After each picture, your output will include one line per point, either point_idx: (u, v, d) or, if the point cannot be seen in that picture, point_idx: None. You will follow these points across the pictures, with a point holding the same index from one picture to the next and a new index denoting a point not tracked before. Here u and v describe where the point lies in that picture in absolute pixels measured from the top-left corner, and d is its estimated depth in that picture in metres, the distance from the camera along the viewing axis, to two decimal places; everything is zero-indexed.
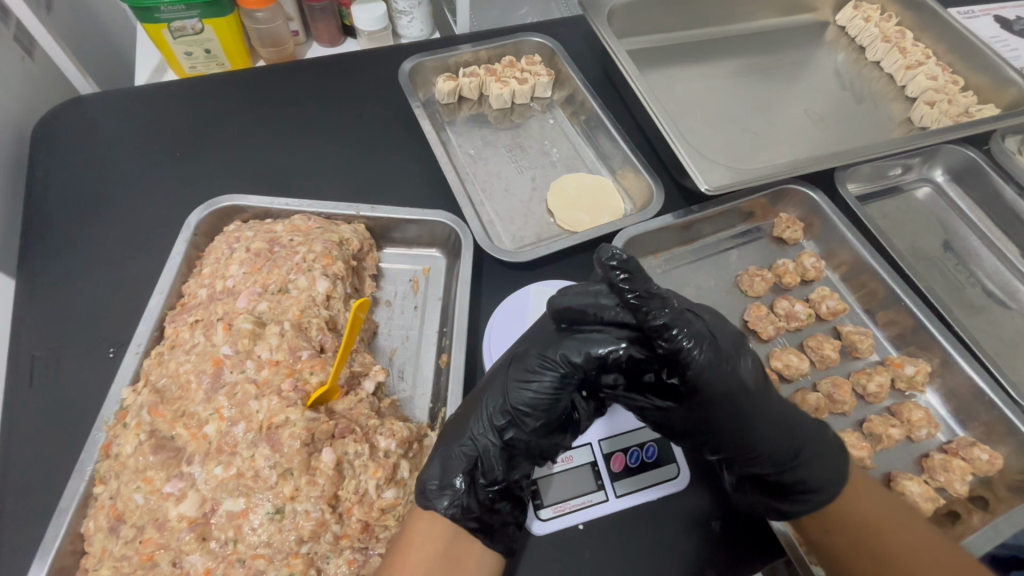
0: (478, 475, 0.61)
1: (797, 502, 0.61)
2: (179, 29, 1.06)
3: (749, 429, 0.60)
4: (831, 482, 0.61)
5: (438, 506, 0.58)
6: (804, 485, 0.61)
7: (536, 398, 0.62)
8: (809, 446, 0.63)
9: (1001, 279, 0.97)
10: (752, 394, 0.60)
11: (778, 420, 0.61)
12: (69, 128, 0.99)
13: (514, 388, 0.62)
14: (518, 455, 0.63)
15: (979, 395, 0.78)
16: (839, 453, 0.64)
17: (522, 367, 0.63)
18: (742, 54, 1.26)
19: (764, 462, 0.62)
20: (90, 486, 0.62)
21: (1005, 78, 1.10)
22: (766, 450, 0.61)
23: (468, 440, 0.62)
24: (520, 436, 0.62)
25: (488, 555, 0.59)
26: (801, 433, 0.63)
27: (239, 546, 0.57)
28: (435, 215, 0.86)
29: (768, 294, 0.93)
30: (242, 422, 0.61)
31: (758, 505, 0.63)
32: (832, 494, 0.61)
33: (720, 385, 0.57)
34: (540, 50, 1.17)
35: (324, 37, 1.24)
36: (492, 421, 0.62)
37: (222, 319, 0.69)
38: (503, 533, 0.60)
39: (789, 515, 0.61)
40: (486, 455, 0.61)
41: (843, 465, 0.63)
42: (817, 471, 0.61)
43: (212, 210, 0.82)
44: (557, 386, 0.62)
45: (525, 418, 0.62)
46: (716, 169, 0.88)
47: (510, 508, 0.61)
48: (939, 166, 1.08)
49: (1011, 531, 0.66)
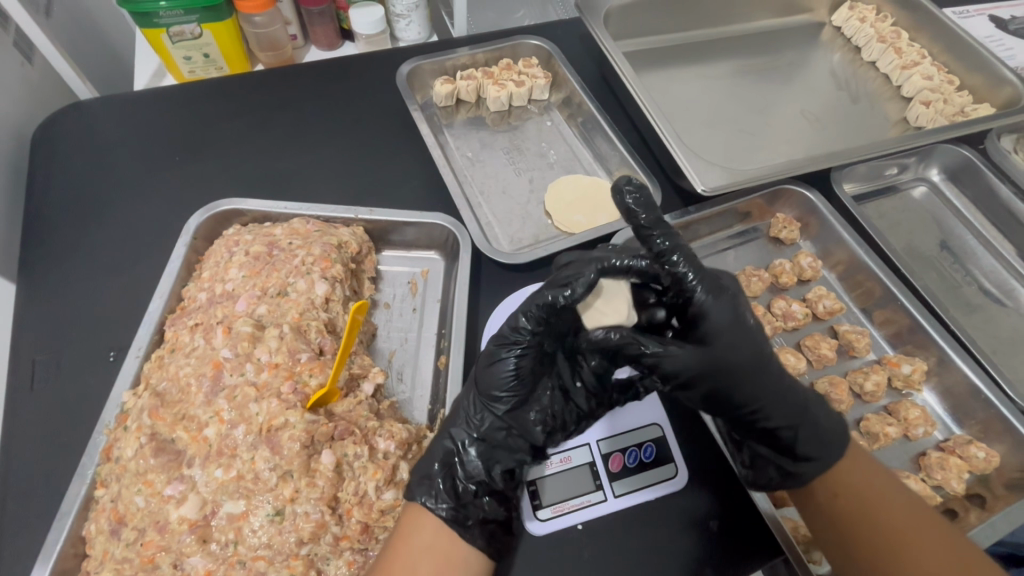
0: (456, 466, 0.62)
1: (804, 463, 0.62)
2: (178, 34, 1.06)
3: (754, 376, 0.60)
4: (831, 441, 0.62)
5: (419, 499, 0.59)
6: (808, 446, 0.62)
7: (505, 381, 0.63)
8: (811, 405, 0.63)
9: (997, 278, 0.97)
10: (756, 342, 0.60)
11: (777, 374, 0.61)
12: (68, 133, 0.99)
13: (482, 374, 0.64)
14: (498, 444, 0.64)
15: (975, 394, 0.78)
16: (839, 420, 0.64)
17: (484, 356, 0.64)
18: (739, 55, 1.27)
19: (766, 417, 0.62)
20: (91, 489, 0.62)
21: (1000, 77, 1.11)
22: (769, 404, 0.61)
23: (445, 436, 0.64)
24: (496, 422, 0.64)
25: (473, 554, 0.58)
26: (801, 392, 0.63)
27: (240, 547, 0.57)
28: (433, 218, 0.86)
29: (765, 294, 0.93)
30: (242, 424, 0.62)
31: (767, 473, 0.65)
32: (833, 459, 0.62)
33: (722, 325, 0.59)
34: (536, 52, 1.17)
35: (322, 40, 1.25)
36: (466, 415, 0.64)
37: (221, 322, 0.69)
38: (484, 529, 0.60)
39: (797, 478, 0.62)
40: (462, 447, 0.63)
41: (842, 430, 0.64)
42: (817, 431, 0.62)
43: (211, 214, 0.83)
44: (521, 361, 0.62)
45: (497, 402, 0.63)
46: (713, 170, 0.88)
47: (491, 504, 0.61)
48: (935, 166, 1.08)
49: (1007, 528, 0.66)
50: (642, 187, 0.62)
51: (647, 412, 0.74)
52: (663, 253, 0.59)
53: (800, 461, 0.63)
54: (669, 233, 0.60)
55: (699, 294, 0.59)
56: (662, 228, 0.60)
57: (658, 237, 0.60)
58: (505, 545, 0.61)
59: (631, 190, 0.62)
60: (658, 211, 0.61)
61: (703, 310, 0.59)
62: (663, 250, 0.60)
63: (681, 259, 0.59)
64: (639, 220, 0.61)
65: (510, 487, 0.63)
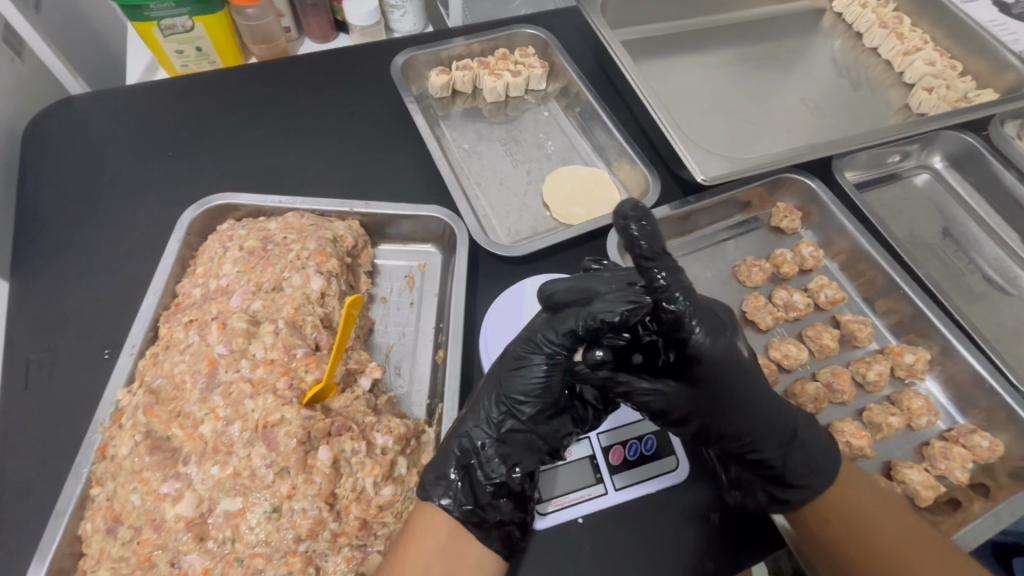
0: (473, 468, 0.61)
1: (793, 490, 0.62)
2: (169, 27, 1.05)
3: (746, 410, 0.60)
4: (823, 466, 0.62)
5: (436, 500, 0.58)
6: (797, 472, 0.61)
7: (528, 386, 0.61)
8: (801, 431, 0.63)
9: (1001, 266, 0.96)
10: (744, 375, 0.59)
11: (767, 406, 0.61)
12: (59, 128, 0.98)
13: (506, 377, 0.62)
14: (517, 449, 0.62)
15: (979, 382, 0.77)
16: (830, 444, 0.64)
17: (512, 357, 0.63)
18: (738, 43, 1.25)
19: (757, 448, 0.61)
20: (86, 487, 0.61)
21: (1003, 62, 1.09)
22: (758, 436, 0.61)
23: (464, 434, 0.62)
24: (518, 426, 0.62)
25: (488, 556, 0.58)
26: (792, 418, 0.63)
27: (237, 545, 0.57)
28: (430, 210, 0.85)
29: (766, 284, 0.92)
30: (238, 421, 0.61)
31: (756, 497, 0.63)
32: (824, 483, 0.62)
33: (716, 363, 0.57)
34: (533, 42, 1.16)
35: (316, 33, 1.23)
36: (489, 415, 0.63)
37: (216, 318, 0.68)
38: (501, 531, 0.59)
39: (786, 504, 0.61)
40: (482, 448, 0.62)
41: (833, 455, 0.63)
42: (807, 457, 0.62)
43: (205, 209, 0.82)
44: (552, 371, 0.61)
45: (522, 407, 0.62)
46: (712, 159, 0.87)
47: (508, 506, 0.60)
48: (937, 153, 1.07)
49: (1011, 518, 0.66)
50: (646, 214, 0.60)
51: None
52: (662, 288, 0.56)
53: (790, 487, 0.62)
54: (668, 267, 0.58)
55: (698, 334, 0.56)
56: (662, 262, 0.58)
57: (660, 271, 0.57)
58: (520, 546, 0.60)
59: (634, 218, 0.59)
60: (661, 242, 0.59)
61: (701, 351, 0.57)
62: (660, 286, 0.56)
63: (680, 295, 0.56)
64: (641, 249, 0.58)
65: (529, 488, 0.62)
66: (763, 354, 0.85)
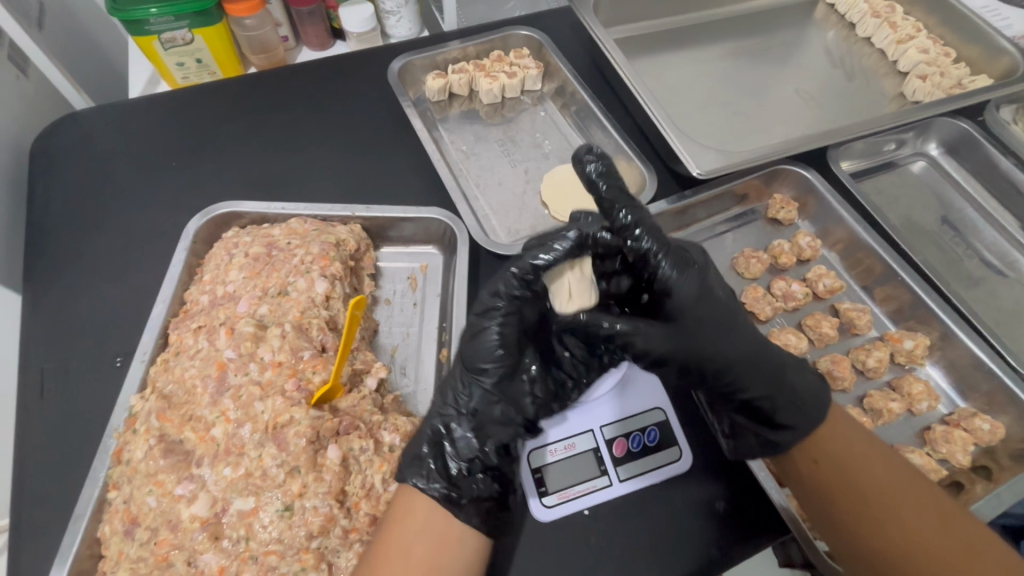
0: (446, 444, 0.63)
1: (781, 432, 0.65)
2: (169, 40, 1.07)
3: (731, 349, 0.62)
4: (809, 407, 0.64)
5: (410, 481, 0.60)
6: (786, 412, 0.64)
7: (485, 353, 0.62)
8: (789, 372, 0.65)
9: (1000, 250, 0.97)
10: (724, 312, 0.62)
11: (752, 347, 0.63)
12: (65, 143, 1.00)
13: (465, 349, 0.64)
14: (487, 417, 0.64)
15: (979, 366, 0.78)
16: (818, 387, 0.66)
17: (467, 329, 0.64)
18: (732, 37, 1.26)
19: (743, 388, 0.64)
20: (103, 491, 0.63)
21: (997, 48, 1.10)
22: (745, 375, 0.63)
23: (436, 415, 0.65)
24: (484, 397, 0.64)
25: (468, 534, 0.59)
26: (779, 359, 0.65)
27: (251, 543, 0.58)
28: (430, 212, 0.86)
29: (765, 275, 0.93)
30: (248, 423, 0.62)
31: (749, 442, 0.67)
32: (811, 424, 0.64)
33: (688, 298, 0.59)
34: (528, 43, 1.17)
35: (314, 41, 1.25)
36: (455, 393, 0.65)
37: (224, 323, 0.70)
38: (480, 507, 0.61)
39: (777, 446, 0.65)
40: (453, 426, 0.64)
41: (820, 400, 0.65)
42: (793, 397, 0.64)
43: (210, 218, 0.83)
44: (504, 330, 0.62)
45: (482, 377, 0.63)
46: (708, 153, 0.88)
47: (485, 481, 0.62)
48: (933, 140, 1.07)
49: (1013, 499, 0.67)
50: (603, 155, 0.61)
51: (649, 396, 0.74)
52: (626, 227, 0.58)
53: (779, 429, 0.65)
54: (631, 205, 0.59)
55: (665, 269, 0.59)
56: (624, 201, 0.59)
57: (622, 210, 0.59)
58: (502, 521, 0.61)
59: (592, 160, 0.61)
60: (619, 182, 0.60)
61: (669, 286, 0.59)
62: (624, 226, 0.59)
63: (644, 233, 0.58)
64: (601, 192, 0.59)
65: (504, 462, 0.64)
66: None
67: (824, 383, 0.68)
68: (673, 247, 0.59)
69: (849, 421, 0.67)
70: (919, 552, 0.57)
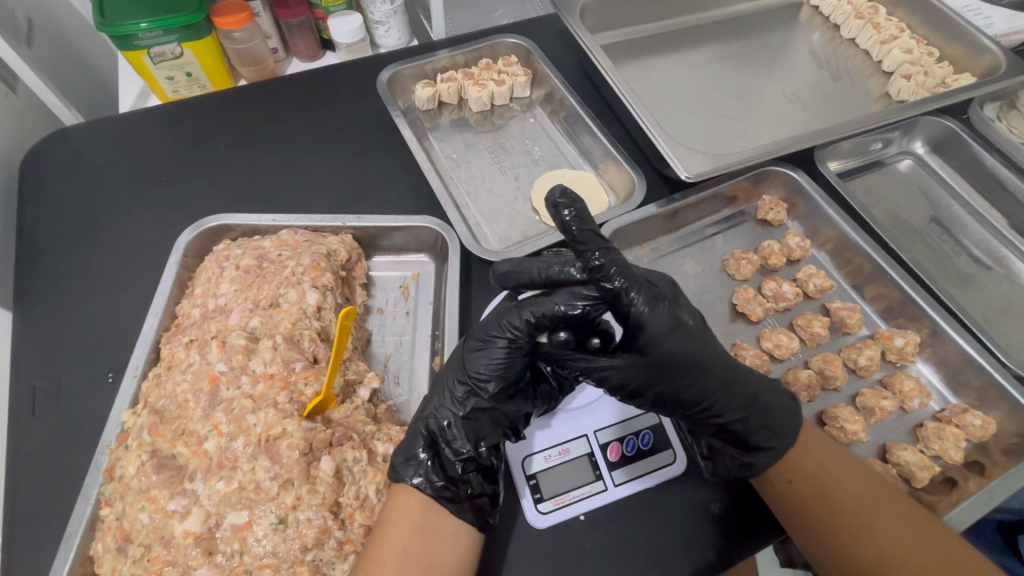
0: (441, 445, 0.63)
1: (757, 454, 0.65)
2: (158, 54, 1.07)
3: (704, 377, 0.62)
4: (783, 429, 0.66)
5: (408, 480, 0.61)
6: (759, 435, 0.65)
7: (490, 365, 0.64)
8: (763, 396, 0.66)
9: (988, 247, 0.97)
10: (697, 341, 0.61)
11: (725, 372, 0.63)
12: (56, 160, 1.00)
13: (469, 358, 0.65)
14: (484, 423, 0.65)
15: (969, 362, 0.78)
16: (793, 410, 0.67)
17: (473, 339, 0.65)
18: (718, 40, 1.27)
19: (717, 413, 0.64)
20: (96, 508, 0.62)
21: (979, 46, 1.11)
22: (719, 399, 0.63)
23: (430, 415, 0.65)
24: (482, 402, 0.65)
25: (462, 528, 0.60)
26: (751, 383, 0.65)
27: (246, 557, 0.58)
28: (421, 221, 0.86)
29: (756, 276, 0.93)
30: (241, 436, 0.62)
31: (727, 463, 0.66)
32: (785, 445, 0.65)
33: (659, 333, 0.58)
34: (516, 51, 1.18)
35: (304, 52, 1.26)
36: (453, 394, 0.65)
37: (216, 337, 0.70)
38: (474, 503, 0.61)
39: (754, 468, 0.64)
40: (448, 427, 0.64)
41: (793, 419, 0.67)
42: (765, 419, 0.65)
43: (200, 231, 0.83)
44: (512, 354, 0.63)
45: (484, 384, 0.64)
46: (695, 157, 0.89)
47: (478, 479, 0.63)
48: (918, 138, 1.08)
49: (1005, 494, 0.67)
50: (576, 198, 0.57)
51: None
52: (598, 270, 0.57)
53: (755, 451, 0.65)
54: (603, 246, 0.58)
55: (638, 306, 0.58)
56: (598, 243, 0.58)
57: (595, 253, 0.57)
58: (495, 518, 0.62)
59: (564, 203, 0.57)
60: (591, 223, 0.58)
61: (642, 321, 0.58)
62: (597, 269, 0.57)
63: (616, 273, 0.57)
64: (572, 234, 0.57)
65: (496, 461, 0.65)
66: (755, 345, 0.87)
67: (797, 404, 0.69)
68: (644, 282, 0.59)
69: (818, 438, 0.68)
70: (897, 561, 0.58)
